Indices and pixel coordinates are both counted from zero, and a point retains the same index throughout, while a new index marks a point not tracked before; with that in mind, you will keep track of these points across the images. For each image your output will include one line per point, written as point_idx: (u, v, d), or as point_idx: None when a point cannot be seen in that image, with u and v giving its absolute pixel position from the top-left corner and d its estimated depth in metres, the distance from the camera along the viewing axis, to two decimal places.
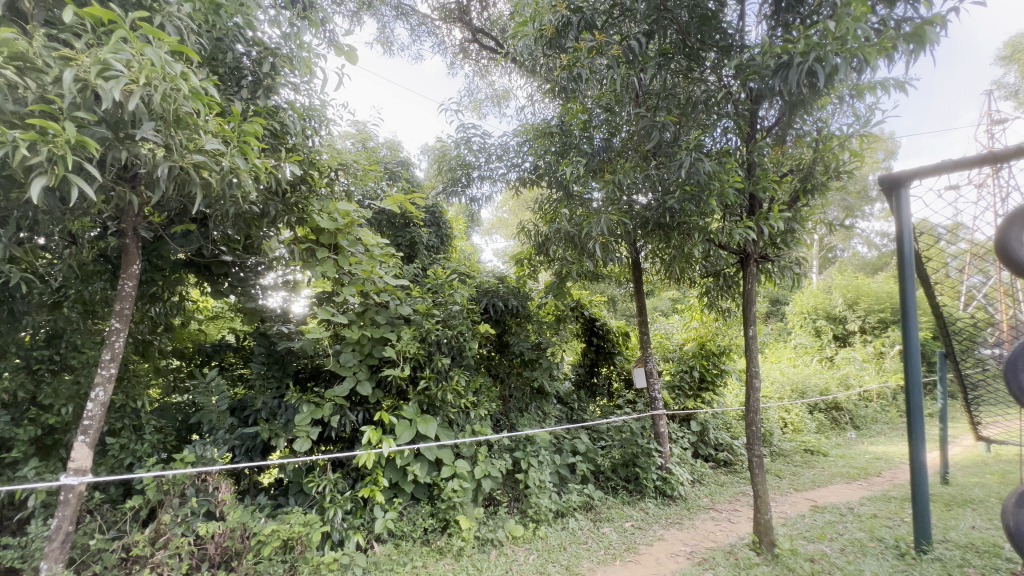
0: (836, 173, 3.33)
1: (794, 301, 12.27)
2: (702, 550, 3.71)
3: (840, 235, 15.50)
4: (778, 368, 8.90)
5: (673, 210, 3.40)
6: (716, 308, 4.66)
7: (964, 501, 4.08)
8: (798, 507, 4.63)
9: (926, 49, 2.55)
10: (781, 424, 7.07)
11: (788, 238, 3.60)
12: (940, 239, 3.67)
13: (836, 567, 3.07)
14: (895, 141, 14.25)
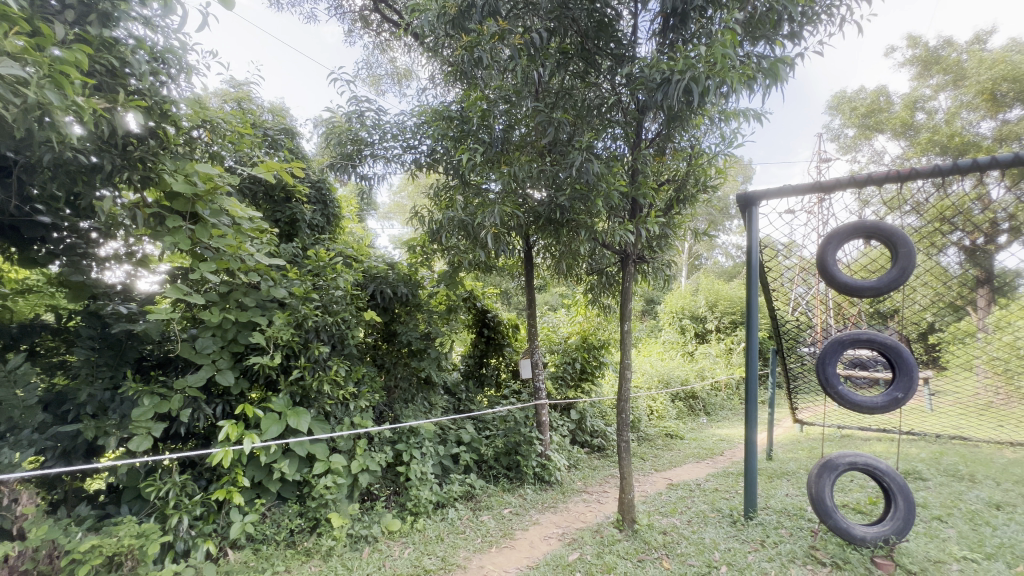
0: (704, 187, 3.72)
1: (666, 302, 13.64)
2: (572, 531, 3.93)
3: (705, 244, 17.58)
4: (649, 361, 9.82)
5: (563, 207, 3.53)
6: (599, 304, 4.95)
7: (781, 474, 4.86)
8: (656, 486, 5.14)
9: (777, 86, 2.94)
10: (648, 411, 7.82)
11: (661, 242, 3.94)
12: (779, 253, 4.29)
13: (683, 537, 3.45)
14: (751, 167, 16.52)
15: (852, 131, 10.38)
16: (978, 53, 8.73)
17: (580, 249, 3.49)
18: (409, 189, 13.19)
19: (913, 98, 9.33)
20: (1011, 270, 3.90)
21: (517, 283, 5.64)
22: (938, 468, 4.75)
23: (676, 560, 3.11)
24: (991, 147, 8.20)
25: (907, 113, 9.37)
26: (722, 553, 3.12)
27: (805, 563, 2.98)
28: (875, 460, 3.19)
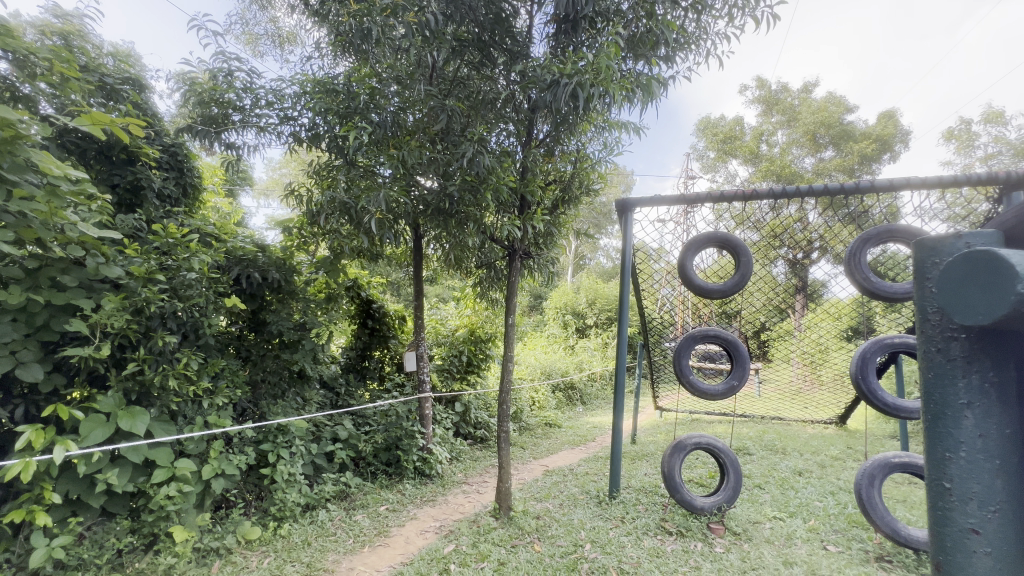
0: (587, 190, 3.95)
1: (552, 298, 14.33)
2: (450, 523, 3.93)
3: (589, 246, 18.82)
4: (533, 354, 10.23)
5: (453, 198, 3.48)
6: (488, 298, 5.00)
7: (642, 455, 5.41)
8: (534, 472, 5.38)
9: (653, 102, 3.21)
10: (530, 402, 8.16)
11: (547, 240, 4.11)
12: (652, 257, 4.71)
13: (554, 520, 3.65)
14: (631, 177, 18.05)
15: (712, 154, 11.86)
16: (806, 100, 10.53)
17: (468, 241, 3.49)
18: (290, 166, 12.04)
19: (759, 132, 10.96)
20: (818, 281, 4.77)
21: (405, 274, 5.45)
22: (761, 444, 5.66)
23: (546, 542, 3.28)
24: (811, 179, 9.97)
25: (754, 143, 10.97)
26: (587, 531, 3.36)
27: (655, 533, 3.34)
28: (714, 440, 3.69)
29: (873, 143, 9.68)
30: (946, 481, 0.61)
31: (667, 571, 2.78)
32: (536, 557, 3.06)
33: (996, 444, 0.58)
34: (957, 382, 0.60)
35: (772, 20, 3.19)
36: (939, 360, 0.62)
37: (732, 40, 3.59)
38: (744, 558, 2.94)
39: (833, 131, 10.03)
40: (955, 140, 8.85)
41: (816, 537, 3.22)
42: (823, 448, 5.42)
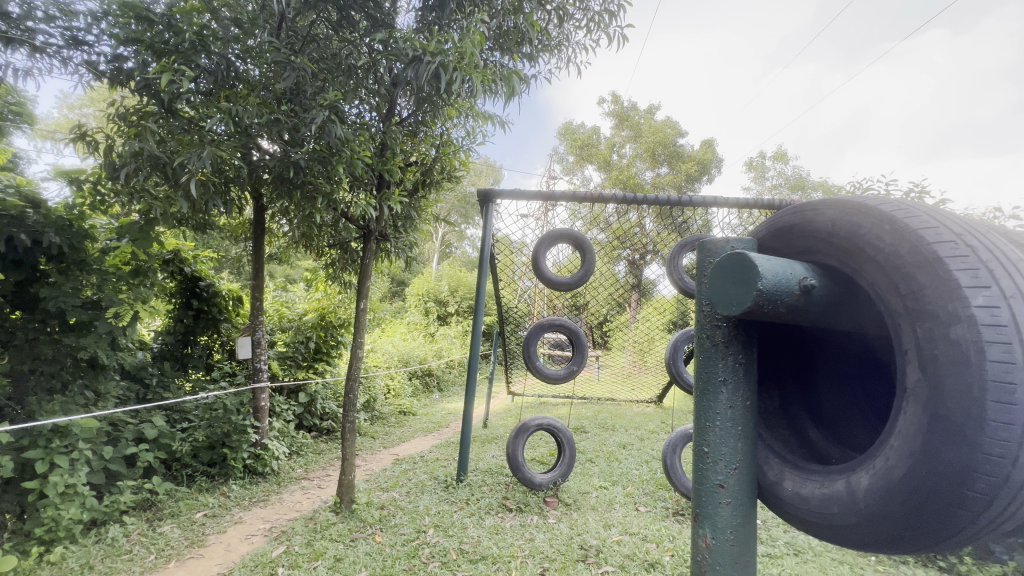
0: (448, 175, 3.91)
1: (414, 285, 14.01)
2: (282, 523, 3.61)
3: (455, 234, 18.88)
4: (391, 341, 9.92)
5: (299, 167, 3.15)
6: (340, 281, 4.66)
7: (491, 439, 5.63)
8: (383, 462, 5.23)
9: (515, 97, 3.31)
10: (385, 390, 7.89)
11: (406, 223, 3.97)
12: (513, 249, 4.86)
13: (400, 508, 3.59)
14: (499, 171, 18.53)
15: (572, 158, 12.79)
16: (649, 121, 11.95)
17: (316, 216, 3.17)
18: (91, 106, 9.62)
19: (611, 143, 12.11)
20: (648, 279, 5.47)
21: (243, 249, 4.80)
22: (595, 422, 6.33)
23: (388, 532, 3.20)
24: (650, 190, 11.39)
25: (607, 153, 12.10)
26: (431, 516, 3.38)
27: (497, 511, 3.51)
28: (554, 420, 4.02)
29: (696, 165, 11.45)
30: (704, 446, 0.72)
31: (503, 546, 2.94)
32: (376, 549, 2.97)
33: (739, 413, 0.70)
34: (718, 362, 0.72)
35: (621, 40, 3.52)
36: (707, 344, 0.73)
37: (589, 52, 3.87)
38: (572, 525, 3.25)
39: (667, 150, 11.59)
40: (752, 171, 10.92)
41: (630, 500, 3.72)
42: (643, 424, 6.28)
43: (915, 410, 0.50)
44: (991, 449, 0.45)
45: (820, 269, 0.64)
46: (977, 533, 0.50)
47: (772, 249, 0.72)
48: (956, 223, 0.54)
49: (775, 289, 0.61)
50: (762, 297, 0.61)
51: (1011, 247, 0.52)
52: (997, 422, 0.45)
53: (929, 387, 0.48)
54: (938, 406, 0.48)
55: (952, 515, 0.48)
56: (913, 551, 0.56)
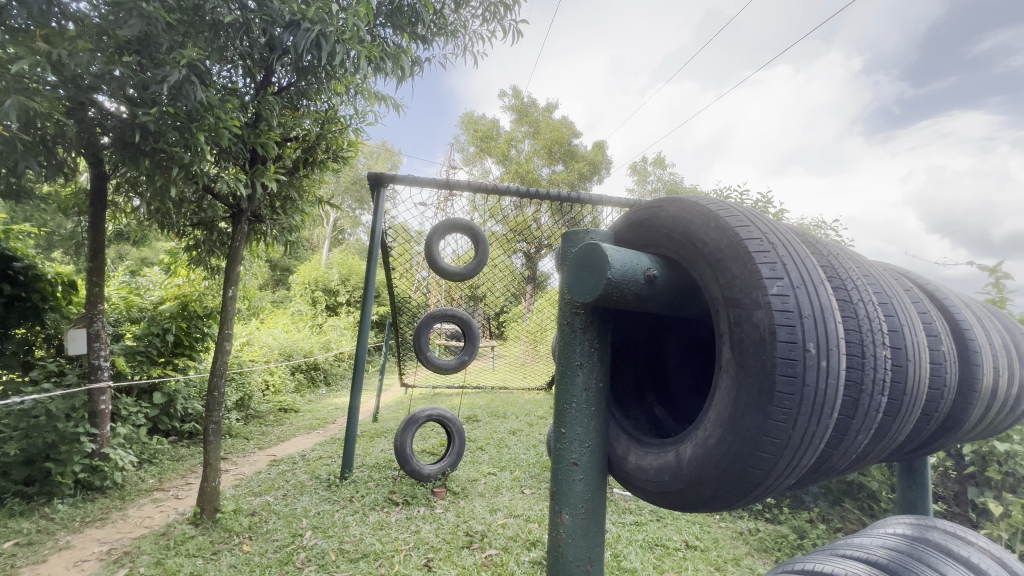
0: (334, 155, 3.65)
1: (300, 272, 12.93)
2: (126, 543, 3.12)
3: (348, 220, 17.81)
4: (272, 333, 9.08)
5: (148, 131, 2.69)
6: (205, 266, 4.12)
7: (381, 433, 5.44)
8: (257, 464, 4.79)
9: (406, 79, 3.18)
10: (263, 386, 7.21)
11: (285, 204, 3.64)
12: (410, 238, 4.70)
13: (274, 513, 3.31)
14: (397, 156, 17.82)
15: (472, 149, 12.73)
16: (547, 119, 12.33)
17: (172, 188, 2.73)
18: None
19: (511, 137, 12.28)
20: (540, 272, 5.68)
21: (77, 224, 4.01)
22: (487, 411, 6.43)
23: (259, 540, 2.94)
24: (546, 186, 11.79)
25: (506, 147, 12.25)
26: (309, 518, 3.17)
27: (383, 507, 3.40)
28: (444, 411, 4.05)
29: (588, 165, 12.10)
30: (563, 428, 0.76)
31: (387, 541, 2.86)
32: (243, 559, 2.70)
33: (592, 394, 0.75)
34: (576, 347, 0.76)
35: (516, 34, 3.56)
36: (567, 330, 0.77)
37: (485, 43, 3.86)
38: (459, 513, 3.27)
39: (563, 149, 12.07)
40: (635, 174, 11.85)
41: (517, 484, 3.86)
42: (533, 410, 6.54)
43: (728, 386, 0.57)
44: (779, 415, 0.53)
45: (663, 262, 0.70)
46: (771, 488, 0.58)
47: (627, 242, 0.78)
48: (764, 223, 0.62)
49: (622, 278, 0.65)
50: (611, 284, 0.65)
51: (803, 246, 0.61)
52: (784, 393, 0.52)
53: (737, 364, 0.56)
54: (743, 381, 0.55)
55: (752, 474, 0.56)
56: (727, 508, 0.64)
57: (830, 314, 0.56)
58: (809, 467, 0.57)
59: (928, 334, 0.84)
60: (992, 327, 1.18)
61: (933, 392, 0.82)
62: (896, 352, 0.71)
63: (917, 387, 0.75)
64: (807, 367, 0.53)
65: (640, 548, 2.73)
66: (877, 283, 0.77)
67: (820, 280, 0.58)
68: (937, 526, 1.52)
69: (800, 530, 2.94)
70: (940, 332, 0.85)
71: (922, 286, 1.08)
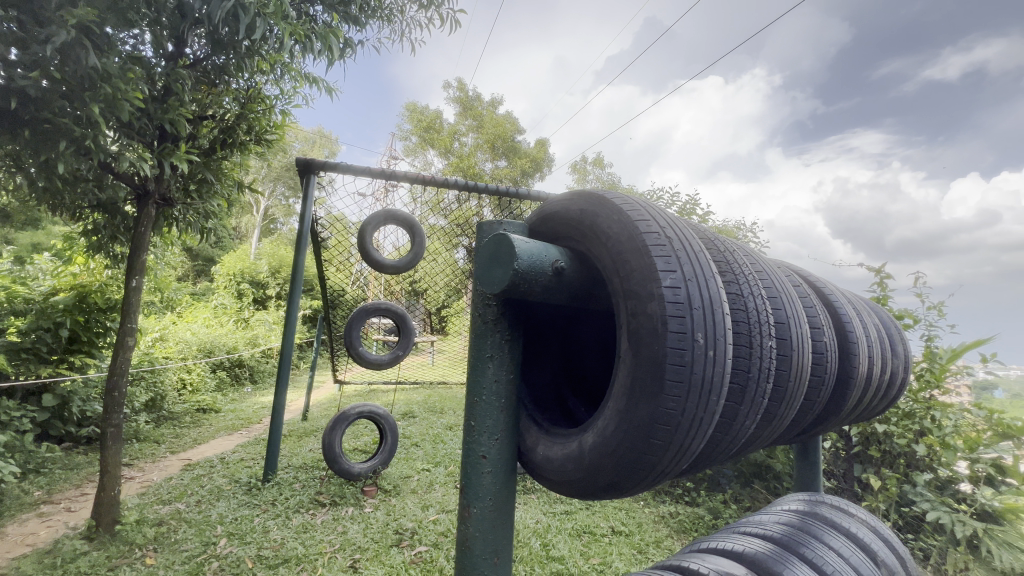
0: (257, 138, 3.40)
1: (223, 263, 12.01)
2: (2, 564, 2.75)
3: (280, 208, 16.78)
4: (190, 328, 8.38)
5: (29, 97, 2.36)
6: (106, 253, 3.71)
7: (310, 432, 5.20)
8: (169, 469, 4.41)
9: (336, 60, 3.02)
10: (178, 385, 6.65)
11: (201, 188, 3.33)
12: (348, 229, 4.52)
13: (185, 521, 3.06)
14: (335, 143, 17.01)
15: (414, 139, 12.40)
16: (491, 113, 12.26)
17: (59, 164, 2.41)
18: None
19: (454, 130, 12.09)
20: None
21: None
22: (424, 407, 6.33)
23: (165, 551, 2.70)
24: (488, 181, 11.73)
25: (448, 140, 12.04)
26: (225, 525, 2.97)
27: (308, 509, 3.25)
28: (376, 407, 3.93)
29: (530, 162, 12.18)
30: (473, 420, 0.76)
31: (310, 544, 2.73)
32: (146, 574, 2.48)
33: (503, 387, 0.75)
34: (488, 338, 0.76)
35: (454, 24, 3.49)
36: (480, 322, 0.76)
37: (423, 30, 3.75)
38: (389, 511, 3.20)
39: (506, 145, 12.06)
40: (576, 173, 12.10)
41: (451, 479, 3.83)
42: None
43: (624, 376, 0.58)
44: (669, 403, 0.55)
45: (573, 254, 0.71)
46: (664, 473, 0.61)
47: (541, 235, 0.78)
48: (664, 218, 0.64)
49: (529, 269, 0.65)
50: (517, 275, 0.65)
51: (699, 241, 0.64)
52: (673, 381, 0.54)
53: (633, 353, 0.57)
54: (638, 370, 0.56)
55: (645, 460, 0.58)
56: (626, 495, 0.66)
57: (719, 306, 0.59)
58: (698, 452, 0.60)
59: (812, 326, 0.92)
60: (870, 321, 1.31)
61: (815, 379, 0.90)
62: (781, 342, 0.77)
63: (801, 374, 0.81)
64: (695, 357, 0.55)
65: (569, 536, 2.81)
66: (768, 279, 0.83)
67: (711, 274, 0.60)
68: (826, 501, 1.69)
69: (715, 511, 3.17)
70: (822, 324, 0.93)
71: (813, 282, 1.18)
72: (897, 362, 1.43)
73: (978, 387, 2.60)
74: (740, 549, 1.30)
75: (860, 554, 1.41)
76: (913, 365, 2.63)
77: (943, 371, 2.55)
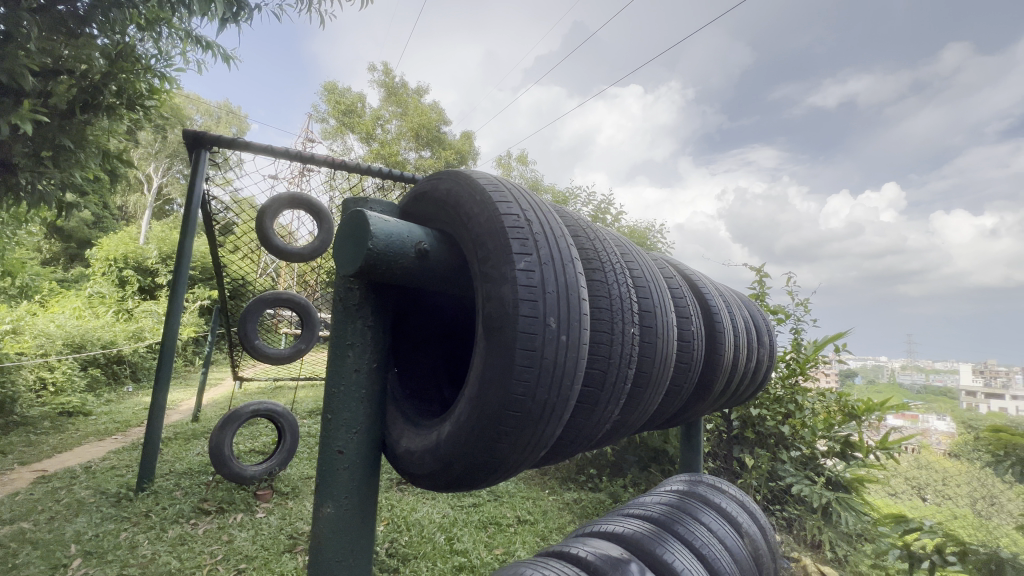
0: (131, 103, 2.97)
1: (100, 245, 10.46)
2: None
3: (174, 186, 14.99)
4: (54, 318, 7.23)
5: None
6: None
7: (200, 434, 4.71)
8: (16, 483, 3.77)
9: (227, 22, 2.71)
10: (35, 385, 5.71)
11: (59, 155, 2.84)
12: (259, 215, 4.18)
13: (30, 542, 2.63)
14: (242, 119, 15.49)
15: (333, 122, 11.61)
16: (417, 102, 11.54)
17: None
18: None
19: (376, 116, 11.27)
20: None
21: None
22: None
23: None
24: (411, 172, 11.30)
25: (370, 125, 11.12)
26: (83, 543, 2.58)
27: (189, 519, 2.93)
28: (275, 405, 3.66)
29: (456, 155, 11.90)
30: (330, 413, 0.71)
31: (187, 557, 2.46)
32: None
33: (364, 376, 0.70)
34: (350, 324, 0.70)
35: None
36: (340, 307, 0.71)
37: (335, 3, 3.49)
38: (284, 516, 2.98)
39: (431, 135, 11.66)
40: (501, 168, 12.03)
41: None
42: None
43: (480, 362, 0.56)
44: (518, 387, 0.53)
45: (440, 236, 0.68)
46: (522, 461, 0.60)
47: (412, 216, 0.74)
48: (528, 201, 0.63)
49: (387, 248, 0.62)
50: (373, 255, 0.61)
51: (563, 226, 0.64)
52: (523, 365, 0.53)
53: (486, 337, 0.55)
54: (490, 355, 0.55)
55: (499, 449, 0.56)
56: (488, 486, 0.64)
57: (576, 291, 0.59)
58: (555, 438, 0.60)
59: (680, 316, 0.97)
60: (740, 314, 1.43)
61: (681, 365, 0.95)
62: (646, 330, 0.80)
63: (666, 361, 0.85)
64: (546, 342, 0.54)
65: (475, 529, 2.80)
66: (638, 269, 0.86)
67: (570, 259, 0.60)
68: (704, 480, 1.83)
69: (615, 495, 3.34)
70: (690, 314, 0.99)
71: (691, 277, 1.26)
72: (762, 352, 1.58)
73: (837, 375, 2.95)
74: (622, 530, 1.36)
75: (728, 528, 1.54)
76: (784, 355, 2.94)
77: (807, 360, 2.88)
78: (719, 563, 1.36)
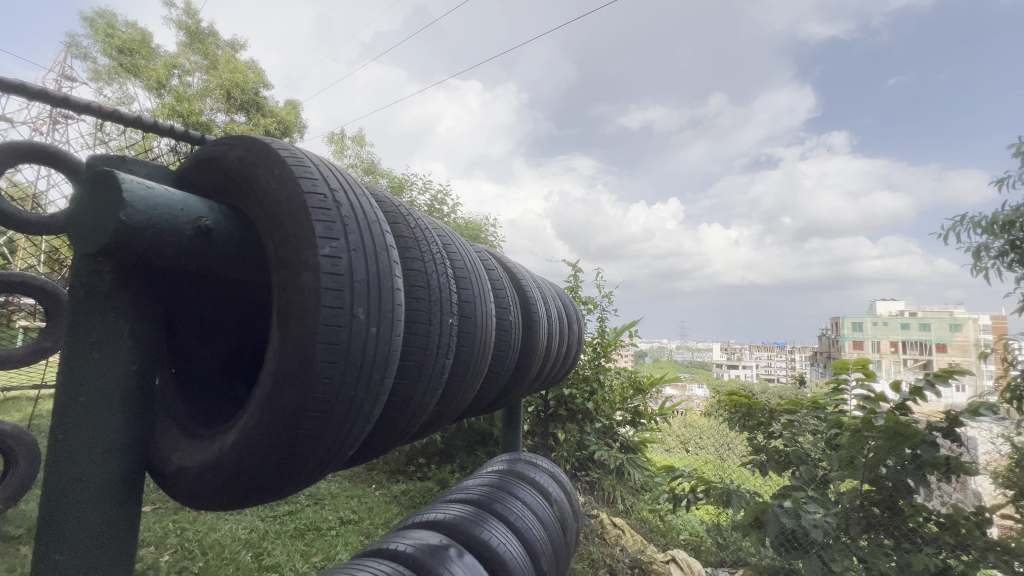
0: None
1: None
2: None
3: None
4: None
5: None
6: None
7: None
8: None
9: None
10: None
11: None
12: None
13: None
14: None
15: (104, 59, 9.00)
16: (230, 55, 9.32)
17: None
18: None
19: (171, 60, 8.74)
20: None
21: None
22: None
23: None
24: None
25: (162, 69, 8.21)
26: None
27: None
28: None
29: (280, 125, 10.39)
30: (59, 434, 0.57)
31: None
32: None
33: (114, 385, 0.58)
34: (92, 322, 0.57)
35: None
36: (77, 299, 0.56)
37: None
38: (14, 565, 2.27)
39: None
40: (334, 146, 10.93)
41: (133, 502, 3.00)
42: None
43: (274, 359, 0.50)
44: (318, 387, 0.49)
45: (231, 212, 0.58)
46: (326, 464, 0.56)
47: (196, 187, 0.62)
48: (338, 181, 0.58)
49: (159, 225, 0.51)
50: (130, 229, 0.49)
51: (379, 212, 0.60)
52: (325, 362, 0.49)
53: (283, 332, 0.49)
54: (286, 352, 0.49)
55: (297, 455, 0.51)
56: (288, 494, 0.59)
57: (389, 281, 0.56)
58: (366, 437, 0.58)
59: (500, 307, 1.02)
60: (554, 305, 1.57)
61: (499, 353, 1.01)
62: (465, 321, 0.81)
63: (485, 350, 0.88)
64: (353, 335, 0.51)
65: (290, 538, 2.56)
66: (458, 259, 0.87)
67: (385, 247, 0.57)
68: (522, 457, 1.98)
69: (443, 481, 3.40)
70: (509, 304, 1.05)
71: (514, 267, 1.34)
72: (571, 337, 1.76)
73: (632, 356, 3.49)
74: (443, 517, 1.38)
75: (540, 498, 1.69)
76: (591, 340, 3.36)
77: (608, 344, 3.35)
78: (531, 532, 1.48)
